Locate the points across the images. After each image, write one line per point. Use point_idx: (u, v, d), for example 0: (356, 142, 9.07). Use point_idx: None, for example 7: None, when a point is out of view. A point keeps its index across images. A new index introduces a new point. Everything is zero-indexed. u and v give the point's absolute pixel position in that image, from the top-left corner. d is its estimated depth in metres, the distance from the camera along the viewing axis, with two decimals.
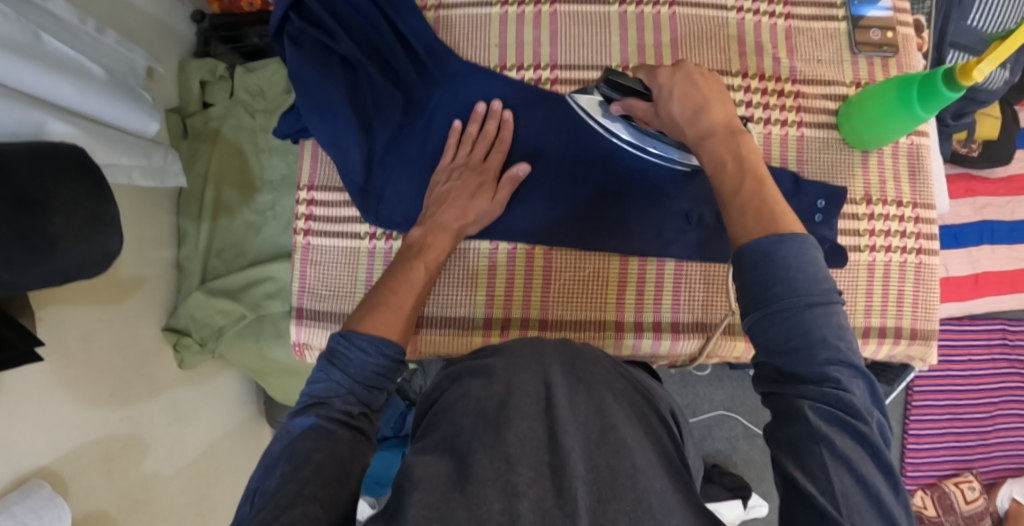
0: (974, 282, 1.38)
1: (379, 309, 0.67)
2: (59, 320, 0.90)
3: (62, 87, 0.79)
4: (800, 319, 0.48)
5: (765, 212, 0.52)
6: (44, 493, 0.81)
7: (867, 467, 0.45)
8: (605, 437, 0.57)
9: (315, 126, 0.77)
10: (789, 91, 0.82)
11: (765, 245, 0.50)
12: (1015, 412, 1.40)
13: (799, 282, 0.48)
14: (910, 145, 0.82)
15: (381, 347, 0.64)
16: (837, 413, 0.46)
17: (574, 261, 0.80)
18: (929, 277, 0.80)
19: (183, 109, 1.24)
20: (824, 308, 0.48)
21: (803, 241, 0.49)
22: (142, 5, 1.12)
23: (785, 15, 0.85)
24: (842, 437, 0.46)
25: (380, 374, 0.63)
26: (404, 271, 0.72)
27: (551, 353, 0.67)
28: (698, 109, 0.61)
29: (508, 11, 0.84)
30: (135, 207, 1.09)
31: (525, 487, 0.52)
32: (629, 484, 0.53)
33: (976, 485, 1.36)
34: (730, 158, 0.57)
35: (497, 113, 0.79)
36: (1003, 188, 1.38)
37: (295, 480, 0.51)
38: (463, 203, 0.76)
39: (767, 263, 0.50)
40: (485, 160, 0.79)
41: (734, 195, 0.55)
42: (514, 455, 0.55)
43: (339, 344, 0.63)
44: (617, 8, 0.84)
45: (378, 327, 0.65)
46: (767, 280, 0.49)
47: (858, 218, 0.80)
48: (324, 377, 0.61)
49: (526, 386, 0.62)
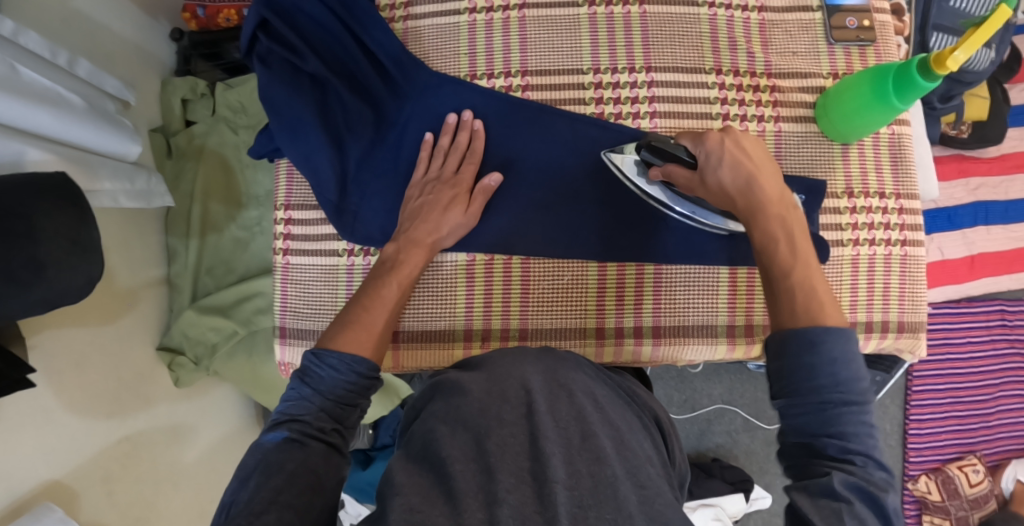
0: (970, 264, 1.36)
1: (351, 327, 0.68)
2: (51, 345, 0.90)
3: (40, 117, 0.79)
4: (835, 406, 0.48)
5: (812, 306, 0.52)
6: (55, 517, 0.81)
7: None
8: (586, 444, 0.56)
9: (286, 146, 0.78)
10: (765, 86, 0.81)
11: (813, 335, 0.50)
12: (1016, 393, 1.39)
13: (844, 377, 0.48)
14: (891, 135, 0.81)
15: (352, 365, 0.64)
16: (858, 487, 0.46)
17: (553, 269, 0.80)
18: (915, 268, 0.79)
19: (166, 128, 1.24)
20: (858, 400, 0.48)
21: (846, 338, 0.50)
22: (119, 29, 1.12)
23: (758, 8, 0.83)
24: (861, 504, 0.46)
25: (352, 391, 0.63)
26: (377, 287, 0.73)
27: (532, 361, 0.66)
28: (748, 181, 0.61)
29: (477, 19, 0.83)
30: (123, 228, 1.09)
31: (504, 494, 0.51)
32: (609, 492, 0.52)
33: (980, 468, 1.35)
34: (781, 231, 0.58)
35: (467, 124, 0.79)
36: (996, 167, 1.37)
37: (268, 487, 0.52)
38: (436, 217, 0.76)
39: (809, 349, 0.50)
40: (458, 172, 0.78)
41: (786, 278, 0.55)
42: (495, 463, 0.54)
43: (312, 363, 0.63)
44: (587, 10, 0.82)
45: (350, 345, 0.66)
46: (813, 368, 0.49)
47: (840, 212, 0.79)
48: (295, 395, 0.61)
49: (506, 393, 0.61)
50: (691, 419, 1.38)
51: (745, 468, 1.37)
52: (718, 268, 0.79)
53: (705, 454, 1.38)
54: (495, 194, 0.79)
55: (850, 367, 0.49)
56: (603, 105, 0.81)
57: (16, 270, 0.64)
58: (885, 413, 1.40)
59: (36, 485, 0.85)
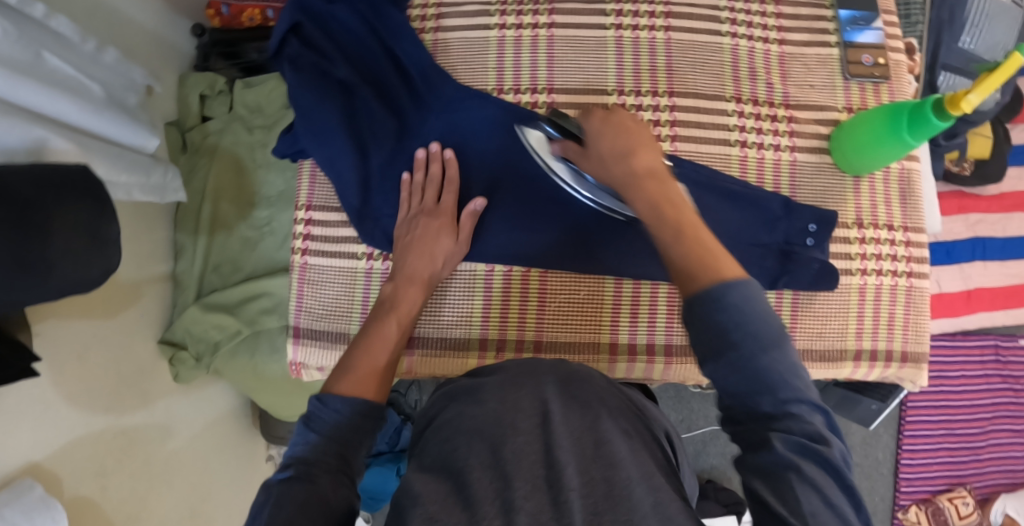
0: (967, 298, 1.39)
1: (353, 370, 0.68)
2: (56, 334, 0.90)
3: (63, 105, 0.79)
4: (756, 358, 0.49)
5: (705, 262, 0.53)
6: (36, 495, 0.79)
7: (838, 495, 0.46)
8: (599, 451, 0.57)
9: (312, 148, 0.79)
10: (782, 116, 0.83)
11: (713, 293, 0.51)
12: (1007, 428, 1.41)
13: (752, 326, 0.49)
14: (901, 169, 0.84)
15: (354, 405, 0.64)
16: (801, 444, 0.47)
17: (569, 283, 0.81)
18: (920, 300, 0.81)
19: (182, 123, 1.25)
20: (773, 344, 0.49)
21: (744, 286, 0.51)
22: (141, 21, 1.13)
23: (778, 41, 0.86)
24: (809, 463, 0.47)
25: (355, 431, 0.63)
26: (377, 328, 0.74)
27: (548, 371, 0.67)
28: (629, 151, 0.65)
29: (506, 35, 0.85)
30: (133, 222, 1.09)
31: (521, 501, 0.53)
32: (624, 494, 0.54)
33: (970, 501, 1.38)
34: (663, 200, 0.60)
35: (438, 155, 0.81)
36: (995, 205, 1.40)
37: (280, 518, 0.51)
38: (429, 249, 0.77)
39: (717, 309, 0.50)
40: (438, 203, 0.80)
41: (675, 242, 0.56)
42: (511, 470, 0.55)
43: (314, 407, 0.63)
44: (614, 33, 0.85)
45: (353, 388, 0.66)
46: (720, 328, 0.50)
47: (850, 242, 0.81)
48: (300, 439, 0.61)
49: (520, 403, 0.61)
50: (688, 440, 1.40)
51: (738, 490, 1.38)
52: None
53: (699, 475, 1.39)
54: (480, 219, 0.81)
55: (755, 315, 0.49)
56: None
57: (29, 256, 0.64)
58: (878, 442, 1.42)
59: (20, 465, 0.83)
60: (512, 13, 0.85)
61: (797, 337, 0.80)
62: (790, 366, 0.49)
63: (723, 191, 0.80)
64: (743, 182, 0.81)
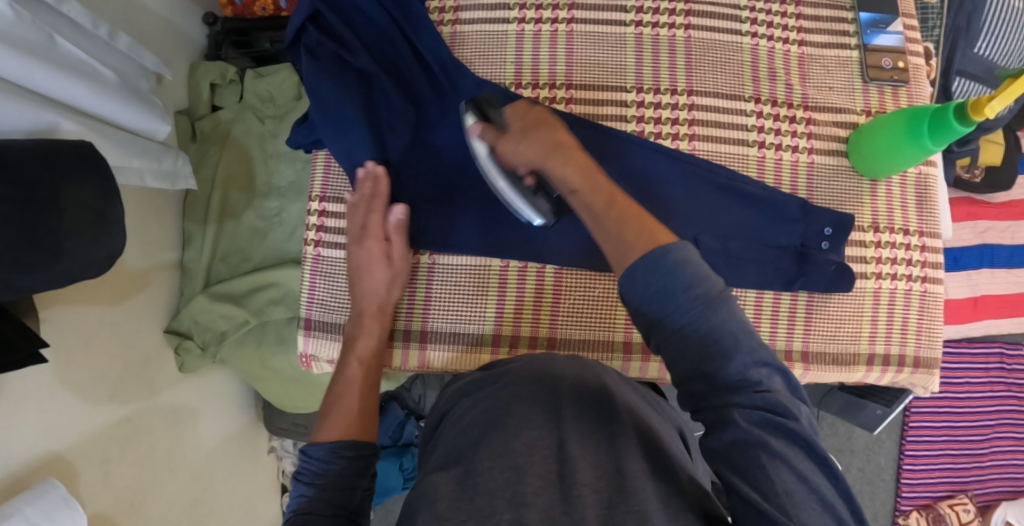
0: (973, 305, 1.39)
1: (330, 415, 0.70)
2: (62, 320, 0.90)
3: (76, 90, 0.79)
4: (706, 323, 0.50)
5: (633, 223, 0.58)
6: (57, 495, 0.80)
7: (805, 464, 0.48)
8: (613, 449, 0.57)
9: (328, 139, 0.79)
10: (800, 118, 0.83)
11: (652, 261, 0.52)
12: (1009, 436, 1.42)
13: (695, 292, 0.51)
14: (918, 174, 0.83)
15: (338, 449, 0.64)
16: (763, 417, 0.49)
17: (584, 282, 0.81)
18: (933, 305, 0.81)
19: (192, 112, 1.24)
20: (717, 307, 0.50)
21: (678, 248, 0.53)
22: (153, 7, 1.12)
23: (798, 42, 0.85)
24: (772, 435, 0.48)
25: (346, 475, 0.62)
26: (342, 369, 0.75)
27: (564, 367, 0.66)
28: (538, 130, 0.70)
29: (525, 29, 0.85)
30: (141, 209, 1.09)
31: (532, 497, 0.52)
32: (639, 488, 0.53)
33: (971, 508, 1.37)
34: (585, 173, 0.64)
35: (373, 173, 0.79)
36: (1004, 212, 1.40)
37: None
38: (371, 282, 0.78)
39: (656, 275, 0.52)
40: (366, 225, 0.79)
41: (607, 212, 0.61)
42: (523, 463, 0.54)
43: (301, 462, 0.64)
44: (633, 30, 0.84)
45: (331, 431, 0.67)
46: (661, 294, 0.51)
47: (865, 245, 0.81)
48: (294, 494, 0.61)
49: (531, 397, 0.61)
50: None
51: None
52: (745, 291, 0.80)
53: None
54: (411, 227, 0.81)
55: (697, 281, 0.51)
56: (644, 123, 0.82)
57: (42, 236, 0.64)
58: (881, 447, 1.42)
59: (31, 459, 0.84)
60: (532, 8, 0.85)
61: (811, 340, 0.80)
62: (743, 334, 0.50)
63: (740, 193, 0.80)
64: (760, 184, 0.81)
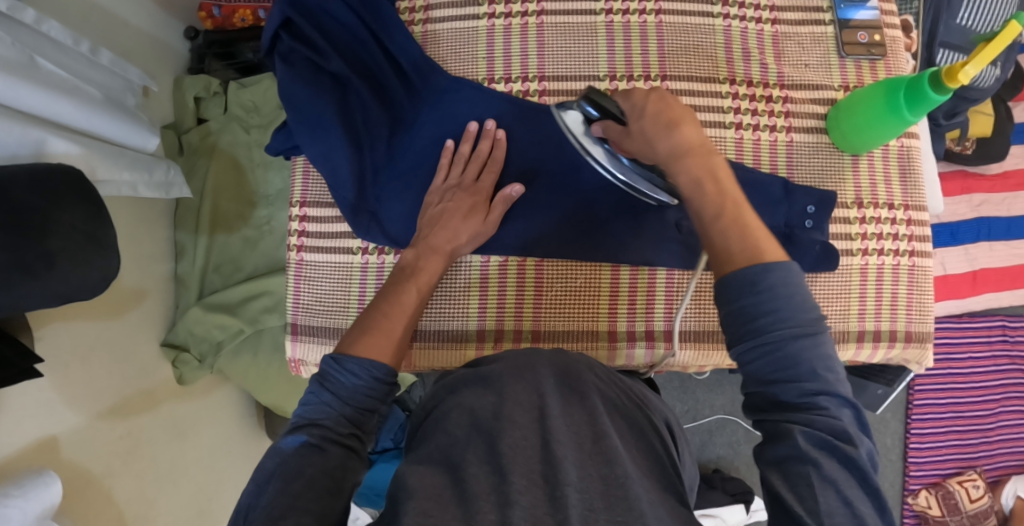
0: (972, 279, 1.37)
1: (370, 331, 0.68)
2: (59, 337, 0.90)
3: (62, 106, 0.79)
4: (789, 348, 0.48)
5: (747, 237, 0.53)
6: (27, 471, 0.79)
7: (856, 493, 0.45)
8: (598, 446, 0.56)
9: (307, 144, 0.78)
10: (777, 97, 0.82)
11: (750, 277, 0.50)
12: (1016, 409, 1.40)
13: (786, 313, 0.48)
14: (900, 147, 0.82)
15: (371, 370, 0.64)
16: (825, 440, 0.47)
17: (565, 272, 0.80)
18: (923, 279, 0.80)
19: (179, 125, 1.24)
20: (808, 335, 0.48)
21: (785, 266, 0.50)
22: (134, 22, 1.12)
23: (771, 21, 0.85)
24: (828, 459, 0.46)
25: (371, 397, 0.64)
26: (398, 296, 0.72)
27: (546, 363, 0.66)
28: (670, 125, 0.61)
29: (495, 24, 0.84)
30: (132, 223, 1.09)
31: (516, 495, 0.52)
32: (620, 493, 0.52)
33: (980, 483, 1.35)
34: (707, 179, 0.58)
35: (490, 133, 0.79)
36: (999, 184, 1.38)
37: (288, 493, 0.52)
38: (455, 224, 0.76)
39: (751, 293, 0.50)
40: (477, 181, 0.79)
41: (716, 220, 0.55)
42: (507, 465, 0.54)
43: (332, 368, 0.63)
44: (604, 18, 0.84)
45: (369, 351, 0.65)
46: (746, 310, 0.50)
47: (850, 222, 0.80)
48: (315, 399, 0.61)
49: (519, 396, 0.61)
50: (694, 429, 1.38)
51: (746, 479, 1.37)
52: None
53: (706, 465, 1.38)
54: (514, 203, 0.80)
55: (791, 302, 0.48)
56: None
57: (30, 258, 0.63)
58: (886, 427, 1.41)
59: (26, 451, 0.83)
60: (501, 2, 0.85)
61: None
62: (822, 357, 0.48)
63: None
64: (739, 165, 0.80)
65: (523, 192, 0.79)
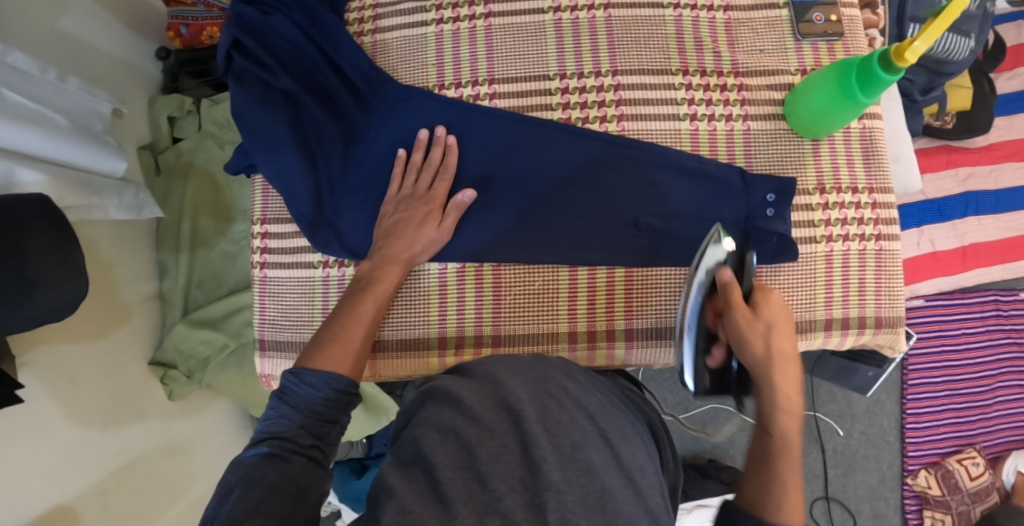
0: (962, 255, 1.35)
1: (328, 344, 0.68)
2: (44, 361, 0.91)
3: (26, 137, 0.77)
4: None
5: (785, 500, 0.60)
6: None
7: None
8: (576, 453, 0.53)
9: (262, 161, 0.79)
10: (732, 85, 0.81)
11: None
12: (1014, 384, 1.38)
13: None
14: (863, 129, 0.81)
15: (330, 382, 0.64)
16: None
17: (523, 275, 0.80)
18: (891, 262, 0.79)
19: (155, 145, 1.24)
20: None
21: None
22: (105, 46, 1.13)
23: (723, 7, 0.84)
24: None
25: (331, 408, 0.64)
26: (354, 305, 0.73)
27: (525, 366, 0.62)
28: (779, 355, 0.66)
29: (444, 29, 0.84)
30: (115, 244, 1.09)
31: (500, 503, 0.49)
32: (599, 503, 0.51)
33: (980, 461, 1.33)
34: (790, 427, 0.64)
35: (441, 140, 0.79)
36: (984, 156, 1.36)
37: (250, 498, 0.52)
38: (411, 233, 0.76)
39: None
40: (431, 188, 0.78)
41: (777, 468, 0.62)
42: (486, 472, 0.51)
43: (290, 382, 0.64)
44: (552, 16, 0.83)
45: (327, 363, 0.66)
46: None
47: (811, 209, 0.79)
48: (274, 413, 0.62)
49: (501, 403, 0.56)
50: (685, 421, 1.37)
51: None
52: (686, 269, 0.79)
53: (700, 455, 1.36)
54: (468, 208, 0.79)
55: None
56: (570, 109, 0.81)
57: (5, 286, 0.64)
58: (882, 408, 1.39)
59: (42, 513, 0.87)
60: (449, 7, 0.84)
61: None
62: None
63: (677, 167, 0.79)
64: (694, 157, 0.79)
65: (476, 198, 0.78)
